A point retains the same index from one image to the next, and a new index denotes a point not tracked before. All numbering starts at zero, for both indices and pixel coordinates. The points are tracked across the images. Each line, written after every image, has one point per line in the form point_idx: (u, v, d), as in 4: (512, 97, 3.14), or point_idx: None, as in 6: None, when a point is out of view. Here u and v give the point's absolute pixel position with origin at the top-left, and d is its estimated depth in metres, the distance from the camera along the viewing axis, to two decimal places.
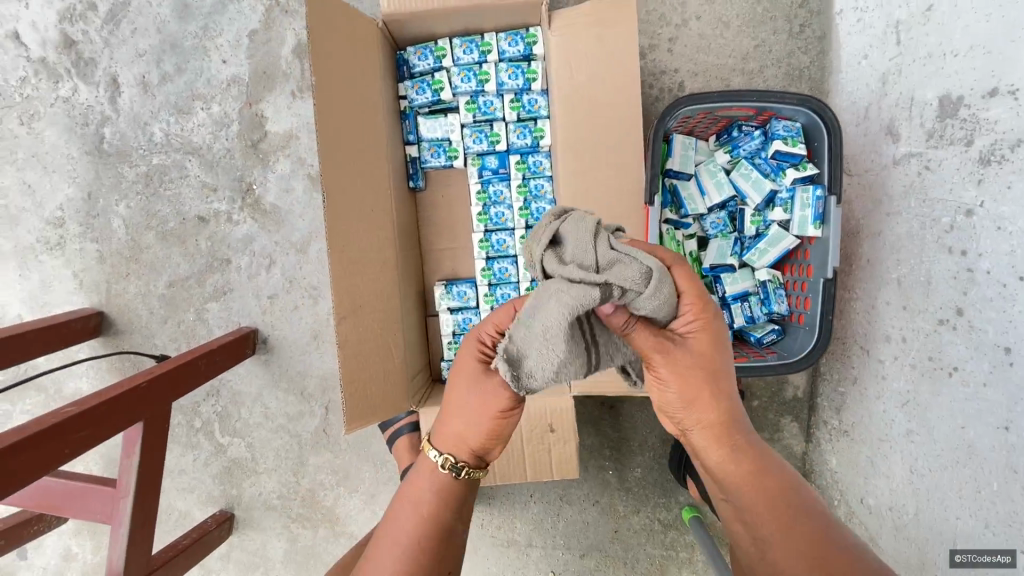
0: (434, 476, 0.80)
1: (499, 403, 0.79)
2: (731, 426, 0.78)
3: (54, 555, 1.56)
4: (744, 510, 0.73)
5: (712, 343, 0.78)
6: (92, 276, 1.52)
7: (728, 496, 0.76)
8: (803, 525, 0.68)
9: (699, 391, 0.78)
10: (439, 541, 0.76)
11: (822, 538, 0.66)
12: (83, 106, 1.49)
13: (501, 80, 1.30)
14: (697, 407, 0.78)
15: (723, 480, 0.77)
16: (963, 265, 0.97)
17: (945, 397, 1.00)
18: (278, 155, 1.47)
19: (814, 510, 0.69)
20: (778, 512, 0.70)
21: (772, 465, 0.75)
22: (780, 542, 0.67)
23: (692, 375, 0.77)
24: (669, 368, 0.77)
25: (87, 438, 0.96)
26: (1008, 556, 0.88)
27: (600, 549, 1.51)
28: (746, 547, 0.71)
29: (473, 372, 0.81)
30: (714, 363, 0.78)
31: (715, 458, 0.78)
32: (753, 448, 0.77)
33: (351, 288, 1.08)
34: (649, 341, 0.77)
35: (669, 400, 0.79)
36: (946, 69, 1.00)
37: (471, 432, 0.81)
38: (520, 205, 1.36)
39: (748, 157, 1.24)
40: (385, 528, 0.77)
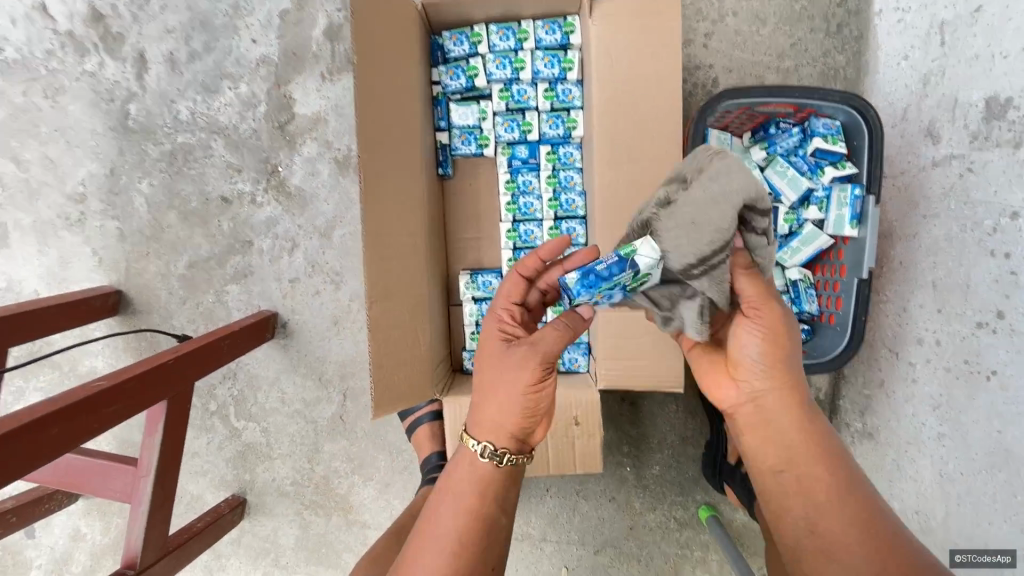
0: (474, 466, 0.79)
1: (527, 376, 0.78)
2: (803, 396, 0.78)
3: (63, 535, 1.54)
4: (805, 478, 0.73)
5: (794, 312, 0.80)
6: (111, 254, 1.50)
7: (788, 465, 0.75)
8: (854, 495, 0.72)
9: (786, 353, 0.77)
10: (481, 531, 0.75)
11: (871, 509, 0.71)
12: (109, 81, 1.47)
13: (536, 68, 1.29)
14: (780, 370, 0.77)
15: (788, 447, 0.76)
16: (1006, 268, 0.96)
17: (982, 401, 0.99)
18: (305, 138, 1.46)
19: (863, 483, 0.74)
20: (837, 483, 0.73)
21: (831, 436, 0.77)
22: (837, 511, 0.71)
23: (783, 336, 0.77)
24: (769, 323, 0.76)
25: (116, 414, 0.96)
26: (1008, 556, 0.96)
27: (615, 546, 1.50)
28: (796, 515, 0.73)
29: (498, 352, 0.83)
30: (795, 329, 0.79)
31: (786, 423, 0.77)
32: (819, 420, 0.78)
33: (383, 272, 1.07)
34: (759, 289, 0.77)
35: (758, 353, 0.77)
36: (995, 70, 0.99)
37: (506, 414, 0.80)
38: (549, 196, 1.34)
39: (785, 154, 1.23)
40: (428, 525, 0.76)
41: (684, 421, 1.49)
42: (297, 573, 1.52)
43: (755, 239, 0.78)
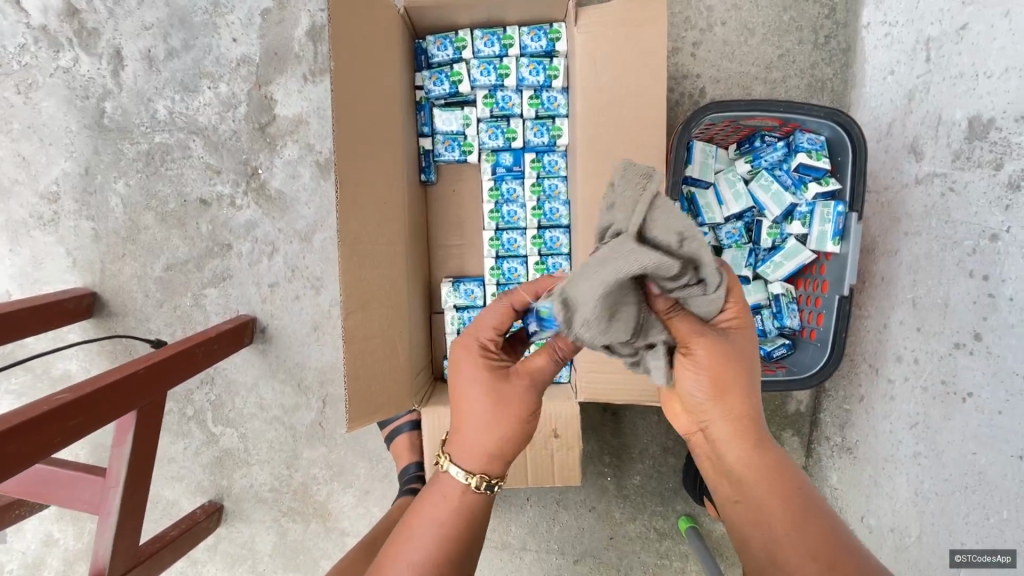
0: (458, 496, 0.77)
1: (526, 405, 0.77)
2: (753, 425, 0.78)
3: (34, 540, 1.51)
4: (756, 510, 0.74)
5: (748, 342, 0.77)
6: (86, 255, 1.47)
7: (742, 496, 0.76)
8: (813, 526, 0.70)
9: (728, 387, 0.76)
10: (461, 558, 0.76)
11: (832, 538, 0.68)
12: (84, 78, 1.44)
13: (521, 75, 1.26)
14: (723, 402, 0.77)
15: (739, 477, 0.77)
16: (984, 290, 0.96)
17: (957, 422, 0.99)
18: (286, 140, 1.43)
19: (823, 511, 0.72)
20: (790, 514, 0.71)
21: (789, 466, 0.76)
22: (794, 543, 0.69)
23: (725, 368, 0.76)
24: (704, 357, 0.75)
25: (80, 427, 0.92)
26: (1008, 556, 0.91)
27: (594, 556, 1.50)
28: (756, 547, 0.72)
29: (488, 381, 0.77)
30: (743, 359, 0.76)
31: (734, 454, 0.77)
32: (772, 449, 0.77)
33: (360, 281, 1.05)
34: (693, 327, 0.75)
35: (699, 387, 0.77)
36: (978, 90, 0.99)
37: (501, 443, 0.77)
38: (533, 204, 1.33)
39: (769, 168, 1.22)
40: (403, 547, 0.75)
41: (666, 432, 1.49)
42: None
43: (684, 291, 0.71)
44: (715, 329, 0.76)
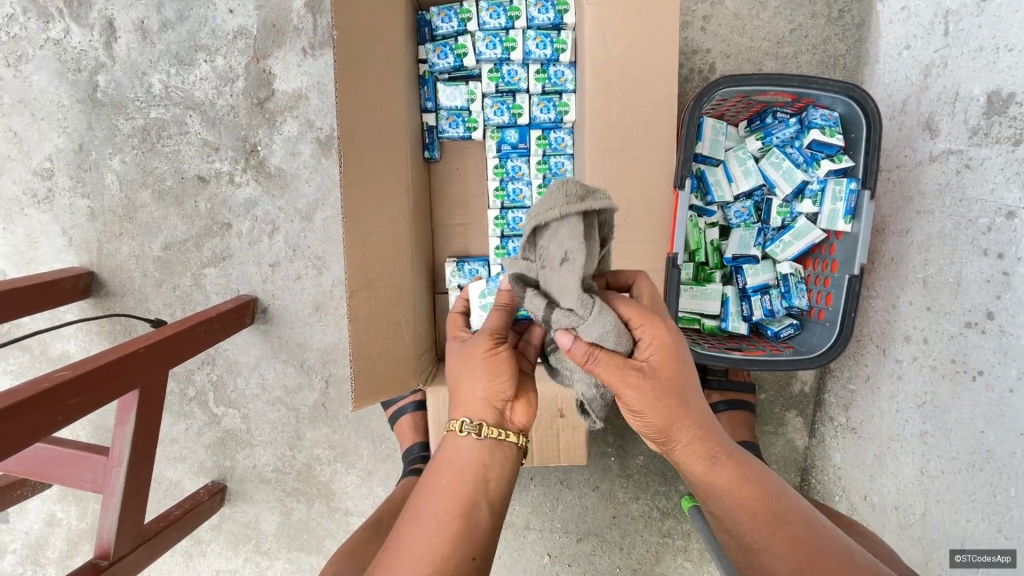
0: (457, 444, 0.76)
1: (477, 344, 0.77)
2: (708, 445, 0.77)
3: (37, 520, 1.51)
4: (726, 517, 0.79)
5: (681, 371, 0.72)
6: (82, 234, 1.44)
7: (710, 504, 0.81)
8: (784, 527, 0.75)
9: (673, 422, 0.74)
10: (464, 517, 0.72)
11: (801, 539, 0.74)
12: (76, 50, 1.39)
13: (528, 48, 1.23)
14: (672, 434, 0.75)
15: (706, 491, 0.80)
16: (998, 268, 0.94)
17: (967, 401, 0.98)
18: (286, 116, 1.40)
19: (791, 512, 0.77)
20: (761, 521, 0.76)
21: (751, 470, 0.80)
22: (769, 547, 0.74)
23: (666, 407, 0.72)
24: (639, 402, 0.71)
25: (81, 406, 0.90)
26: (1008, 556, 0.91)
27: (597, 534, 1.51)
28: (737, 549, 0.79)
29: (458, 344, 0.82)
30: (680, 390, 0.72)
31: (696, 472, 0.79)
32: (730, 459, 0.79)
33: (366, 261, 1.03)
34: (618, 375, 0.69)
35: (645, 425, 0.75)
36: (998, 64, 0.97)
37: (476, 385, 0.77)
38: (539, 182, 1.31)
39: (781, 145, 1.20)
40: (413, 507, 0.74)
41: None
42: (278, 559, 1.51)
43: (561, 317, 0.69)
44: (641, 371, 0.70)
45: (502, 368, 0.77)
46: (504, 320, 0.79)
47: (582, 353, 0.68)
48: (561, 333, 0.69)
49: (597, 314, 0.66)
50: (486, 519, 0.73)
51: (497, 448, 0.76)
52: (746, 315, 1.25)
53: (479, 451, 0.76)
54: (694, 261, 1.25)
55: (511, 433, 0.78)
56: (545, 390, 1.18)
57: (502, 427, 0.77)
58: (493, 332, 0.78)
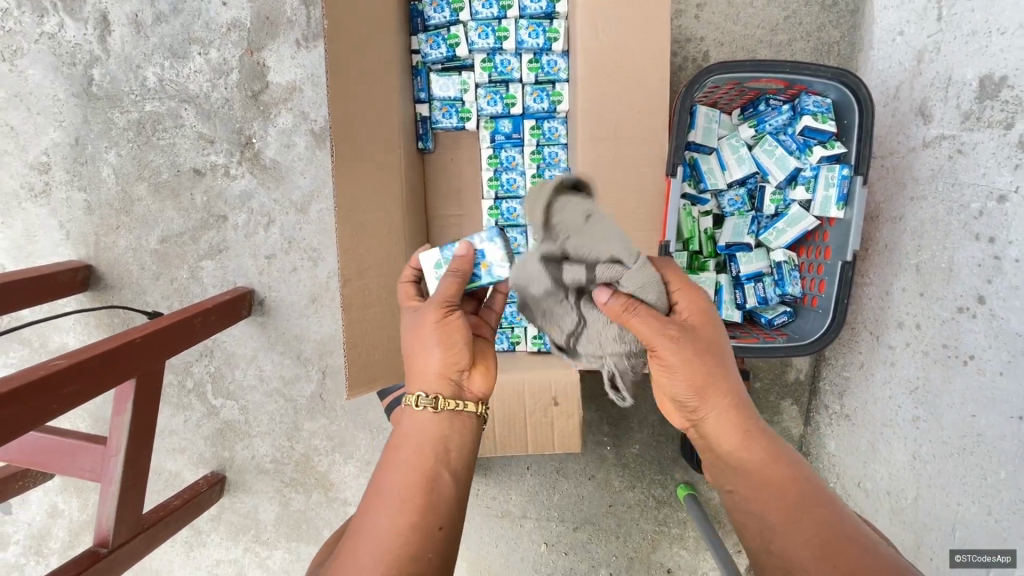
0: (415, 418, 0.79)
1: (428, 315, 0.81)
2: (741, 413, 0.77)
3: (40, 511, 1.53)
4: (750, 498, 0.72)
5: (715, 335, 0.79)
6: (79, 227, 1.45)
7: (733, 486, 0.75)
8: (812, 512, 0.68)
9: (705, 380, 0.77)
10: (425, 491, 0.72)
11: (831, 526, 0.66)
12: (70, 44, 1.40)
13: (520, 38, 1.23)
14: (704, 394, 0.77)
15: (732, 468, 0.76)
16: (989, 252, 0.94)
17: (958, 385, 0.98)
18: (280, 108, 1.40)
19: (822, 497, 0.70)
20: (786, 502, 0.70)
21: (783, 451, 0.76)
22: (791, 530, 0.67)
23: (700, 363, 0.76)
24: (673, 354, 0.76)
25: (77, 395, 0.90)
26: (1008, 556, 0.90)
27: (593, 523, 1.52)
28: (755, 533, 0.71)
29: (411, 315, 0.85)
30: (715, 352, 0.78)
31: (726, 444, 0.77)
32: (763, 434, 0.77)
33: (358, 250, 1.04)
34: (654, 328, 0.77)
35: (677, 387, 0.78)
36: (990, 47, 0.96)
37: (429, 356, 0.80)
38: (533, 171, 1.32)
39: (774, 132, 1.20)
40: (373, 482, 0.74)
41: None
42: (277, 548, 1.52)
43: (602, 271, 0.82)
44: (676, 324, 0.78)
45: (456, 338, 0.80)
46: (455, 288, 0.83)
47: (621, 303, 0.78)
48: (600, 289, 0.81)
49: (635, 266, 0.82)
50: (449, 490, 0.74)
51: (455, 419, 0.79)
52: (740, 303, 1.25)
53: (437, 424, 0.78)
54: (688, 249, 1.26)
55: (469, 403, 0.81)
56: (539, 377, 1.19)
57: (460, 397, 0.81)
58: (444, 301, 0.82)
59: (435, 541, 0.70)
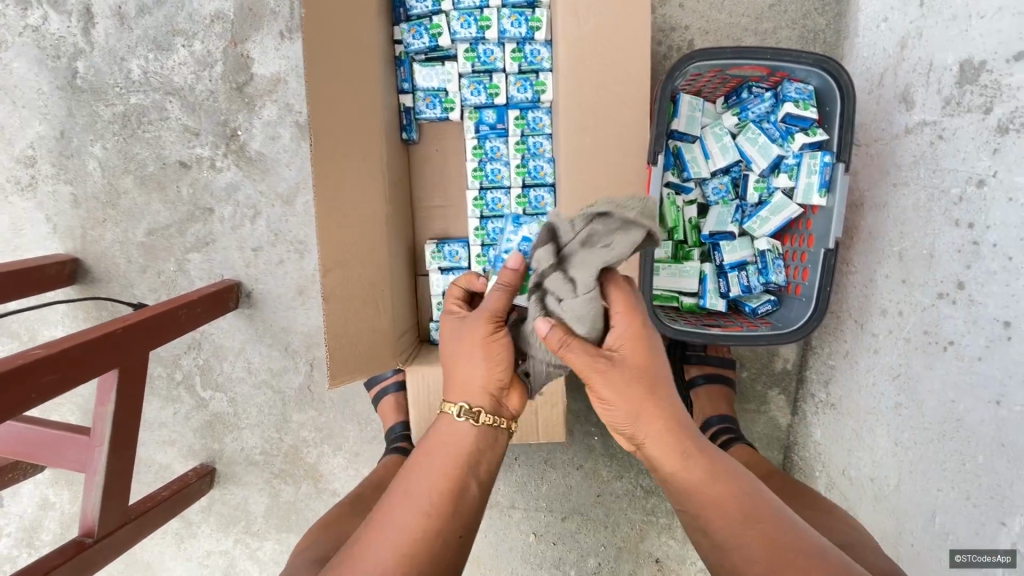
0: (452, 426, 0.78)
1: (478, 328, 0.79)
2: (681, 436, 0.77)
3: (31, 504, 1.54)
4: (698, 517, 0.76)
5: (650, 361, 0.77)
6: (66, 221, 1.45)
7: (683, 504, 0.78)
8: (754, 530, 0.72)
9: (641, 409, 0.76)
10: (454, 499, 0.72)
11: (771, 538, 0.71)
12: (54, 37, 1.40)
13: (502, 27, 1.23)
14: (642, 422, 0.77)
15: (680, 490, 0.78)
16: (968, 238, 0.94)
17: (938, 371, 0.98)
18: (265, 100, 1.40)
19: (761, 512, 0.74)
20: (730, 518, 0.73)
21: (726, 469, 0.77)
22: (734, 547, 0.71)
23: (635, 393, 0.76)
24: (607, 389, 0.76)
25: (56, 384, 0.91)
26: (1008, 556, 0.86)
27: (582, 513, 1.53)
28: (705, 545, 0.76)
29: (456, 323, 0.83)
30: (649, 378, 0.77)
31: (669, 467, 0.78)
32: (706, 453, 0.78)
33: (338, 240, 1.03)
34: (586, 361, 0.75)
35: (616, 416, 0.78)
36: (970, 31, 0.95)
37: (474, 370, 0.79)
38: (517, 162, 1.31)
39: (757, 120, 1.20)
40: (401, 479, 0.74)
41: None
42: (267, 539, 1.53)
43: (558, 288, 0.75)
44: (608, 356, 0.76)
45: (502, 356, 0.79)
46: (505, 302, 0.79)
47: (557, 337, 0.75)
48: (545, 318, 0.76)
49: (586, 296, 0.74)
50: (474, 500, 0.74)
51: (489, 434, 0.79)
52: (724, 292, 1.25)
53: (474, 437, 0.78)
54: (673, 240, 1.25)
55: (504, 420, 0.81)
56: None
57: (496, 413, 0.80)
58: (493, 316, 0.79)
59: (453, 545, 0.71)
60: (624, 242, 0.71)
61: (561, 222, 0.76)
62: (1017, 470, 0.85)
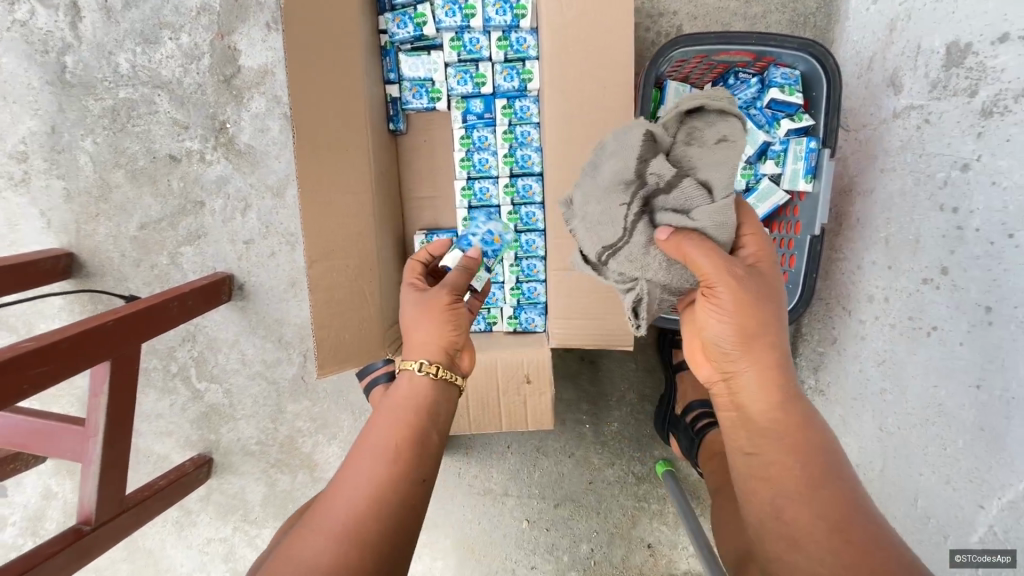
0: (412, 383, 0.80)
1: (440, 297, 0.87)
2: (782, 375, 0.72)
3: (34, 493, 1.57)
4: (771, 464, 0.67)
5: (774, 281, 0.75)
6: (59, 215, 1.46)
7: (755, 450, 0.70)
8: (830, 487, 0.63)
9: (759, 328, 0.71)
10: (415, 445, 0.72)
11: (845, 503, 0.61)
12: (42, 31, 1.40)
13: (487, 15, 1.22)
14: (754, 345, 0.72)
15: (756, 431, 0.71)
16: (953, 223, 0.93)
17: (922, 356, 0.98)
18: (253, 92, 1.40)
19: (843, 475, 0.64)
20: (803, 472, 0.64)
21: (815, 423, 0.70)
22: (804, 502, 0.62)
23: (755, 310, 0.71)
24: (730, 295, 0.71)
25: (46, 375, 0.92)
26: (1008, 556, 0.83)
27: (574, 499, 1.54)
28: (762, 495, 0.66)
29: (416, 295, 0.90)
30: (774, 300, 0.73)
31: (759, 406, 0.71)
32: (801, 406, 0.71)
33: (325, 231, 1.05)
34: (720, 262, 0.71)
35: (725, 331, 0.73)
36: (957, 13, 0.94)
37: (434, 332, 0.85)
38: (505, 151, 1.31)
39: (744, 106, 1.18)
40: (363, 434, 0.74)
41: (642, 378, 1.52)
42: (265, 527, 1.56)
43: (676, 199, 0.74)
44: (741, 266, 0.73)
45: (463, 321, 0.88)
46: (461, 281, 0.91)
47: (681, 238, 0.72)
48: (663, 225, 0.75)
49: (722, 203, 0.73)
50: (433, 447, 0.75)
51: (445, 388, 0.83)
52: None
53: (430, 389, 0.80)
54: None
55: (457, 376, 0.86)
56: (510, 355, 1.21)
57: (452, 370, 0.85)
58: (454, 290, 0.89)
59: (416, 490, 0.69)
60: (717, 132, 0.73)
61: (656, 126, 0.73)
62: (996, 455, 0.85)
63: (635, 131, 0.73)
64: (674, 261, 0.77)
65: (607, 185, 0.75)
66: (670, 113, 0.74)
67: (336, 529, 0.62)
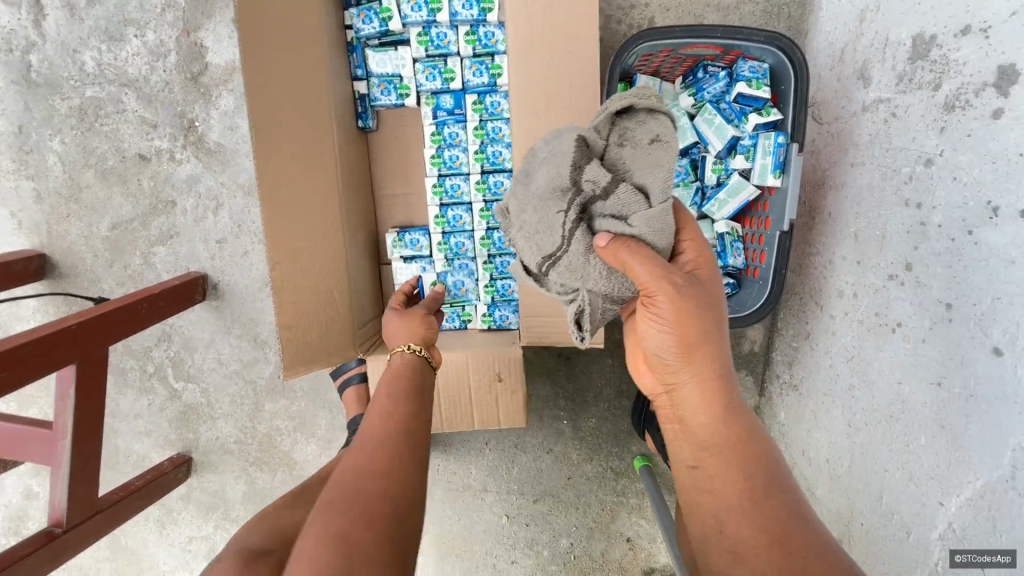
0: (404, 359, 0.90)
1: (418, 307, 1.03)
2: (723, 385, 0.71)
3: (15, 493, 1.58)
4: (714, 478, 0.67)
5: (714, 290, 0.73)
6: (30, 216, 1.45)
7: (701, 463, 0.69)
8: (772, 501, 0.63)
9: (699, 338, 0.70)
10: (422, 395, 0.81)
11: (788, 519, 0.62)
12: (6, 30, 1.38)
13: (453, 9, 1.19)
14: (694, 355, 0.70)
15: (699, 443, 0.70)
16: (917, 218, 0.92)
17: (887, 353, 0.98)
18: (221, 90, 1.38)
19: (783, 488, 0.65)
20: (746, 485, 0.65)
21: (757, 432, 0.70)
22: (748, 517, 0.62)
23: (694, 319, 0.69)
24: (668, 304, 0.69)
25: (12, 379, 0.92)
26: (1008, 556, 0.76)
27: (553, 494, 1.55)
28: (706, 509, 0.67)
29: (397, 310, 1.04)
30: (715, 308, 0.71)
31: (700, 418, 0.70)
32: (740, 416, 0.70)
33: (288, 231, 1.05)
34: (658, 270, 0.69)
35: (664, 341, 0.71)
36: (923, 4, 0.92)
37: (417, 327, 0.98)
38: (475, 148, 1.28)
39: (713, 100, 1.17)
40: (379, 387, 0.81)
41: (620, 374, 1.51)
42: None
43: (617, 202, 0.72)
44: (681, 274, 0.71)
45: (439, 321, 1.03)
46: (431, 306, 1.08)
47: (619, 244, 0.70)
48: (601, 231, 0.73)
49: (659, 208, 0.72)
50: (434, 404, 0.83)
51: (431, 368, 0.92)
52: None
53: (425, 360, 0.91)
54: None
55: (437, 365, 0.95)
56: (480, 353, 1.20)
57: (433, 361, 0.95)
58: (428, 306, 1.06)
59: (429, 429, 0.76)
60: (657, 127, 0.73)
61: (588, 131, 0.74)
62: (954, 452, 0.85)
63: (568, 137, 0.74)
64: (614, 269, 0.75)
65: (543, 193, 0.74)
66: (602, 115, 0.74)
67: (369, 447, 0.67)
